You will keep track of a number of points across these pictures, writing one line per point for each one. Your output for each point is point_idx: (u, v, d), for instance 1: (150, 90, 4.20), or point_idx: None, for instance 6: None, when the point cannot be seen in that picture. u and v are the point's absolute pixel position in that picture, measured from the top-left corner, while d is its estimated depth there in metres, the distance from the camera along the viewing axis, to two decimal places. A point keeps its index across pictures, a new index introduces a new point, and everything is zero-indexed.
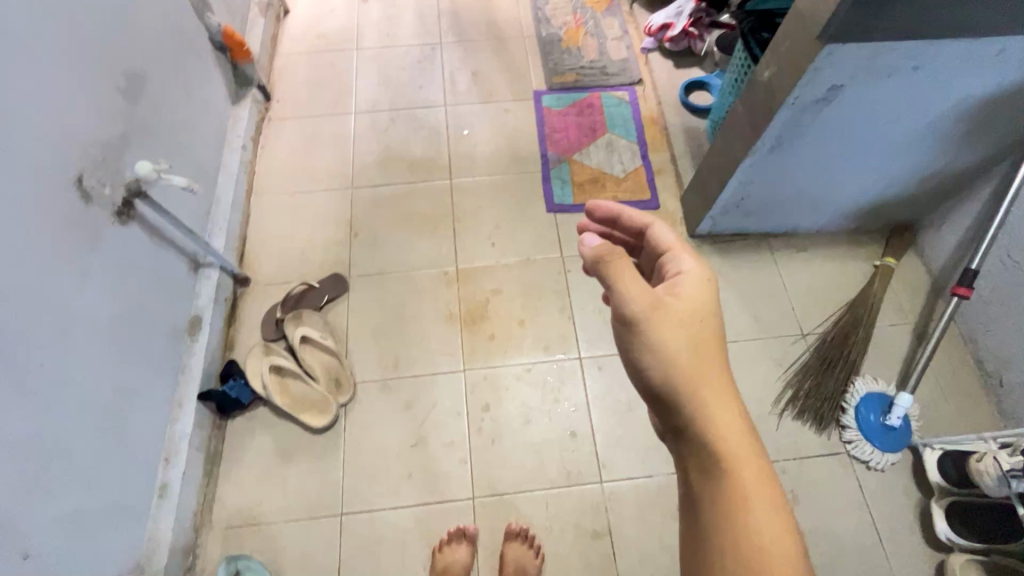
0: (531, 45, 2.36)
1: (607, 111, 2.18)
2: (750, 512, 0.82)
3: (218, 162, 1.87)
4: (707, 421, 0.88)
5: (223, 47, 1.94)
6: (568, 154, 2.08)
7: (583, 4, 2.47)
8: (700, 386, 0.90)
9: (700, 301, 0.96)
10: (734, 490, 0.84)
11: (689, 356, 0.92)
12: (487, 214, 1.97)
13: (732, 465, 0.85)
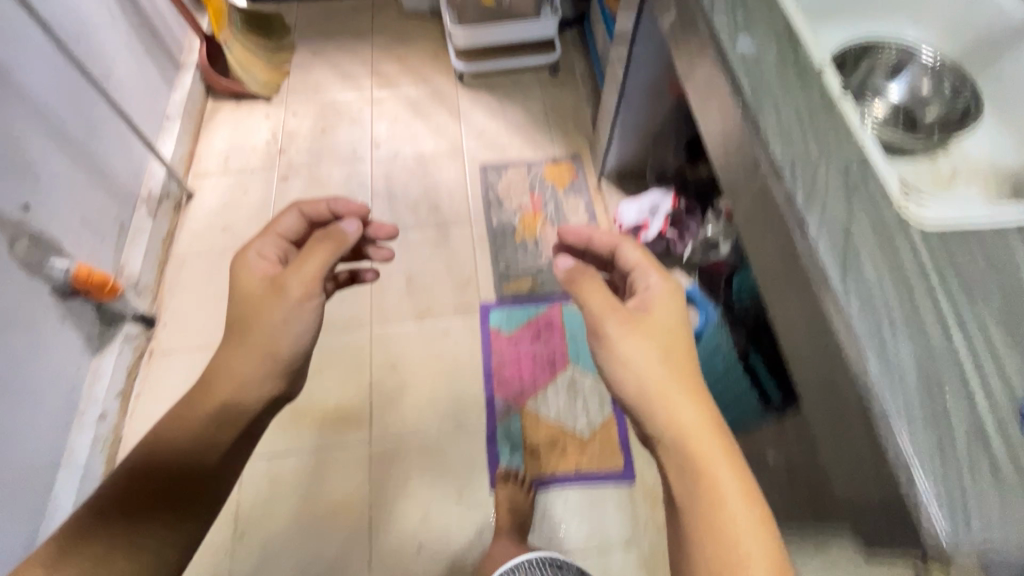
0: (479, 238, 1.97)
1: (570, 333, 1.78)
2: (713, 483, 0.82)
3: (58, 453, 1.44)
4: (658, 406, 0.89)
5: (77, 292, 1.53)
6: (518, 402, 1.66)
7: (541, 178, 2.10)
8: (657, 393, 0.91)
9: (672, 321, 1.00)
10: (694, 457, 0.85)
11: (658, 372, 0.92)
12: (415, 497, 1.53)
13: (688, 440, 0.86)
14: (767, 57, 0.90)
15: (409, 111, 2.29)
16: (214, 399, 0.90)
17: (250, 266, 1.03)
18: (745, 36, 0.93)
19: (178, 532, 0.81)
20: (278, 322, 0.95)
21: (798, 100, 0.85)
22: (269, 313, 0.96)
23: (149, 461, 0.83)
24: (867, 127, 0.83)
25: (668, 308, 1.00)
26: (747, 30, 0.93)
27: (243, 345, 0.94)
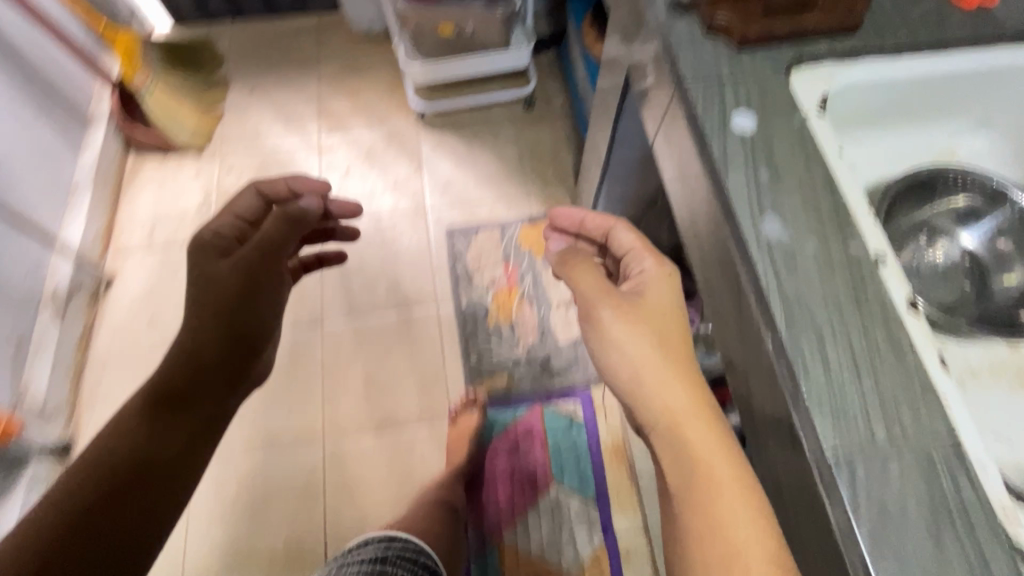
0: (446, 322, 1.71)
1: (553, 443, 1.55)
2: (710, 467, 0.73)
3: None
4: (658, 397, 0.80)
5: None
6: (495, 535, 1.46)
7: (517, 244, 1.83)
8: (660, 389, 0.81)
9: (669, 310, 0.87)
10: (689, 456, 0.75)
11: (658, 373, 0.82)
12: None
13: (682, 424, 0.78)
14: (806, 253, 0.63)
15: (363, 161, 1.98)
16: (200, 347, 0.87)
17: (213, 259, 0.95)
18: (773, 214, 0.66)
19: (150, 517, 0.77)
20: (250, 292, 0.94)
21: (848, 337, 0.59)
22: (234, 279, 0.92)
23: (199, 362, 0.86)
24: (948, 372, 0.58)
25: (663, 308, 0.87)
26: (778, 204, 0.66)
27: (194, 340, 0.87)
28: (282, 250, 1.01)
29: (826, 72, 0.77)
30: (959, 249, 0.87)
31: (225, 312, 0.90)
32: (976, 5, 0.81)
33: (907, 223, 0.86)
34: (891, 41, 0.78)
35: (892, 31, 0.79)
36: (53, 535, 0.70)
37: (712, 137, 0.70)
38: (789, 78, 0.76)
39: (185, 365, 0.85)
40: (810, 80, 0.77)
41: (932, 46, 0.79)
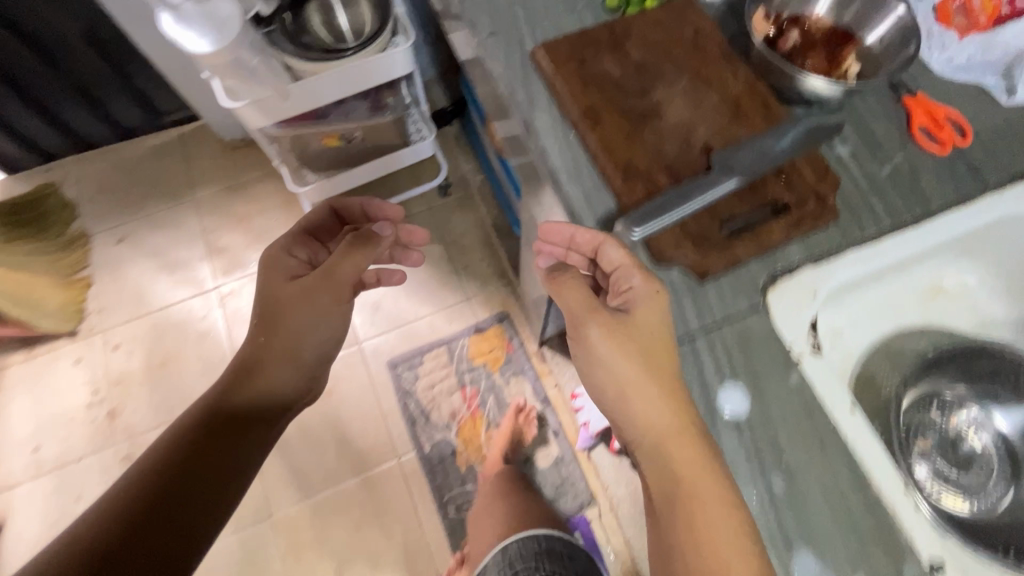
0: (411, 474, 1.52)
1: None
2: (705, 512, 0.56)
3: None
4: (649, 415, 0.59)
5: None
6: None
7: (469, 360, 1.64)
8: (653, 414, 0.59)
9: (659, 332, 0.60)
10: (677, 476, 0.57)
11: (644, 389, 0.59)
12: None
13: (671, 440, 0.58)
14: None
15: None
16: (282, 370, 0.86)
17: (285, 283, 0.91)
18: (808, 548, 0.57)
19: (188, 520, 0.68)
20: (304, 333, 0.88)
21: None
22: (332, 307, 0.91)
23: (261, 377, 0.84)
24: None
25: (654, 312, 0.60)
26: (806, 535, 0.57)
27: (270, 365, 0.85)
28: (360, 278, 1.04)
29: (808, 289, 0.63)
30: (979, 440, 0.80)
31: (316, 343, 0.90)
32: (949, 146, 0.69)
33: (926, 394, 0.79)
34: (870, 227, 0.65)
35: (868, 213, 0.66)
36: (116, 532, 0.62)
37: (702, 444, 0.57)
38: (768, 316, 0.62)
39: (285, 350, 0.86)
40: (793, 306, 0.62)
41: (916, 220, 0.66)
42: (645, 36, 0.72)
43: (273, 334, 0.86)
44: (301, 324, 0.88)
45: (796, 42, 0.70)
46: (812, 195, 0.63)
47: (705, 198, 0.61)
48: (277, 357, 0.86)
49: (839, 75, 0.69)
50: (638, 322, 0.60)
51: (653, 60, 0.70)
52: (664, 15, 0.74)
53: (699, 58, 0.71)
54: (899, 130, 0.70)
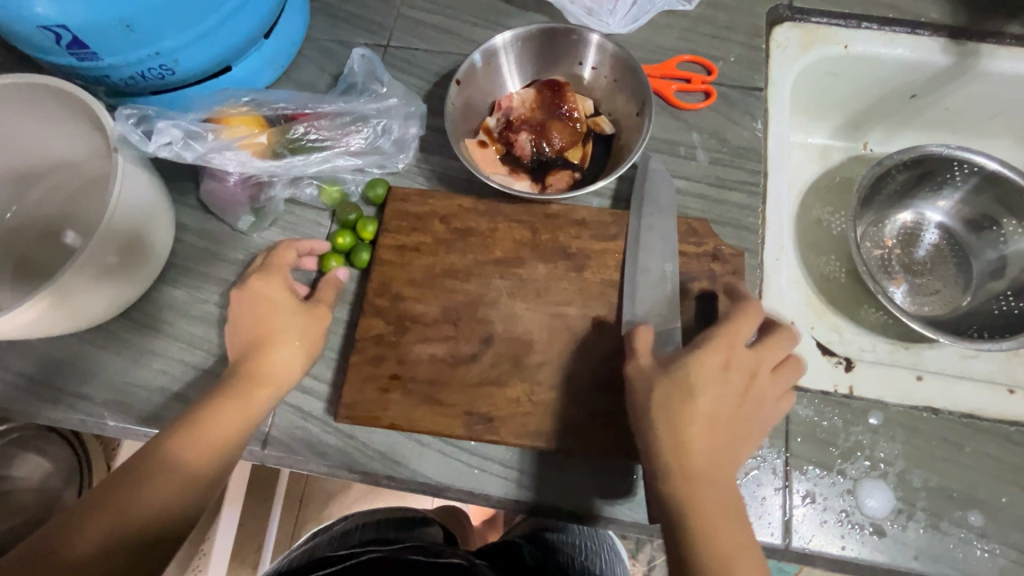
0: None
1: None
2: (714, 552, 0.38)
3: None
4: (685, 448, 0.39)
5: None
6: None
7: None
8: (715, 455, 0.39)
9: (737, 388, 0.41)
10: (684, 510, 0.39)
11: (711, 427, 0.40)
12: None
13: (691, 484, 0.39)
14: None
15: None
16: (180, 482, 0.40)
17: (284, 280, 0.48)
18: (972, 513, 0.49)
19: None
20: (291, 366, 0.46)
21: None
22: (275, 334, 0.46)
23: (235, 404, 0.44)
24: None
25: (729, 369, 0.41)
26: None
27: (222, 410, 0.43)
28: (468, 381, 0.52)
29: (785, 326, 0.55)
30: (927, 237, 0.75)
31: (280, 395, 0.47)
32: (711, 90, 0.63)
33: (864, 230, 0.74)
34: (754, 223, 0.59)
35: (736, 210, 0.59)
36: None
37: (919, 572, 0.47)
38: (802, 388, 0.53)
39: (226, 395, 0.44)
40: (797, 354, 0.54)
41: (765, 174, 0.61)
42: (412, 277, 0.54)
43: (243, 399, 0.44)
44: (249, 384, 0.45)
45: (532, 140, 0.57)
46: (710, 260, 0.54)
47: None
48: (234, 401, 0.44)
49: (590, 128, 0.59)
50: (707, 382, 0.41)
51: (450, 294, 0.53)
52: (397, 234, 0.55)
53: (481, 242, 0.55)
54: (670, 115, 0.63)
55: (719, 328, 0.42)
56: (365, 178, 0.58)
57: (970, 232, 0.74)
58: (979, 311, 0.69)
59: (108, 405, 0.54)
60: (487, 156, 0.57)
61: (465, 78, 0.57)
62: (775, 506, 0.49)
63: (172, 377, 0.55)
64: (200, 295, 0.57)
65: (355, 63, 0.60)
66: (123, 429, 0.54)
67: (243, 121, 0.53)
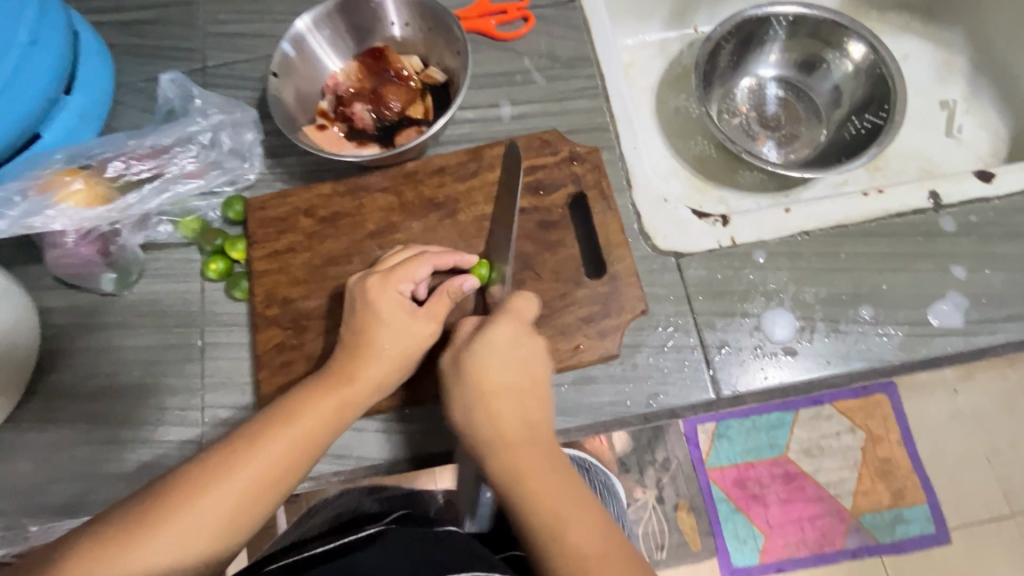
0: None
1: (886, 541, 0.99)
2: (547, 514, 0.38)
3: None
4: (477, 407, 0.42)
5: None
6: (908, 546, 0.99)
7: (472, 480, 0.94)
8: (504, 410, 0.42)
9: (523, 351, 0.44)
10: (518, 486, 0.39)
11: (508, 380, 0.43)
12: None
13: (513, 455, 0.41)
14: (944, 293, 0.53)
15: None
16: (211, 518, 0.38)
17: (397, 292, 0.46)
18: (864, 309, 0.53)
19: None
20: (391, 371, 0.45)
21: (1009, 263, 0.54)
22: (387, 353, 0.45)
23: (352, 392, 0.44)
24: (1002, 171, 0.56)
25: (521, 338, 0.44)
26: (917, 302, 0.53)
27: (263, 435, 0.41)
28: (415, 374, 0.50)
29: (659, 203, 0.58)
30: (772, 92, 0.80)
31: (375, 384, 0.45)
32: (529, 14, 0.64)
33: (717, 103, 0.79)
34: (604, 121, 0.61)
35: (585, 115, 0.61)
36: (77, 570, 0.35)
37: (836, 375, 0.51)
38: (690, 253, 0.55)
39: (349, 386, 0.44)
40: (677, 225, 0.57)
41: (602, 74, 0.63)
42: (294, 277, 0.53)
43: (360, 392, 0.44)
44: (372, 377, 0.44)
45: (368, 109, 0.57)
46: (570, 165, 0.56)
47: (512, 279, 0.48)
48: (345, 388, 0.44)
49: (424, 83, 0.59)
50: (492, 353, 0.43)
51: (337, 280, 0.53)
52: (266, 243, 0.54)
53: (351, 222, 0.54)
54: (499, 49, 0.64)
55: (505, 306, 0.46)
56: (219, 200, 0.57)
57: (805, 75, 0.79)
58: (835, 140, 0.75)
59: (30, 513, 0.51)
60: (329, 136, 0.57)
61: (282, 69, 0.56)
62: (699, 363, 0.52)
63: (86, 461, 0.52)
64: (89, 370, 0.54)
65: (167, 91, 0.59)
66: (50, 526, 0.51)
67: (59, 173, 0.52)
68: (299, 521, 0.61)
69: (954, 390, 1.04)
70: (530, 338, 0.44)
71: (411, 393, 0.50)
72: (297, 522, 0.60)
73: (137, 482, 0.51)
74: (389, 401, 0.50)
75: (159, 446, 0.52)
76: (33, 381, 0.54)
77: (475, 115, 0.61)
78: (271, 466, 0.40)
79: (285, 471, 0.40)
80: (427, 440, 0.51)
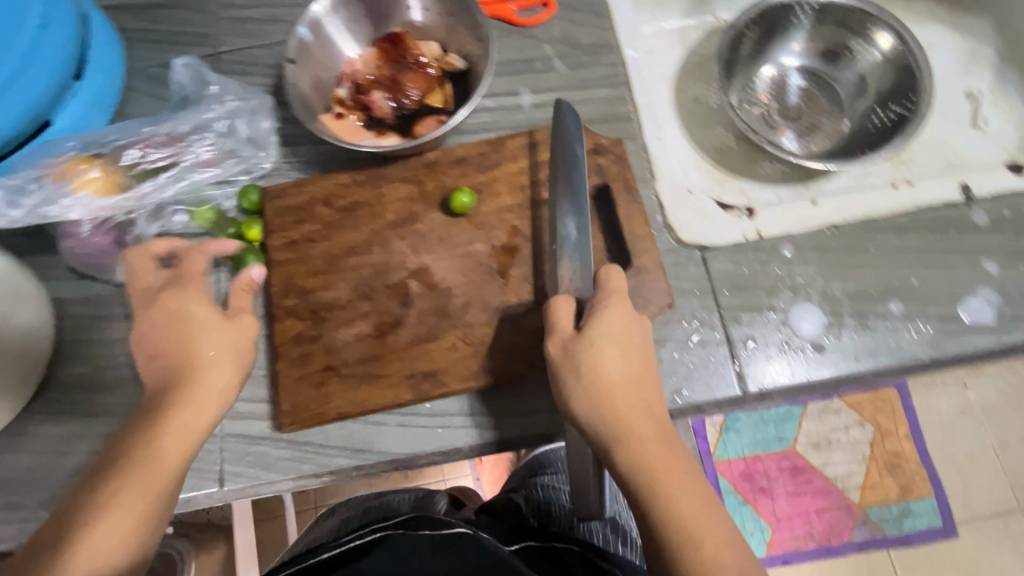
0: None
1: (894, 534, 0.99)
2: (682, 510, 0.38)
3: None
4: (598, 395, 0.42)
5: None
6: (919, 540, 0.98)
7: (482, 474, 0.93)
8: (625, 398, 0.42)
9: (637, 338, 0.44)
10: (650, 481, 0.39)
11: (625, 368, 0.42)
12: None
13: (639, 445, 0.40)
14: (974, 289, 0.52)
15: None
16: (142, 490, 0.40)
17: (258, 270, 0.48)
18: (892, 304, 0.52)
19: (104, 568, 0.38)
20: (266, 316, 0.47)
21: None
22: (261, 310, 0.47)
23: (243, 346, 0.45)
24: None
25: (633, 322, 0.44)
26: (948, 297, 0.52)
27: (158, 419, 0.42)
28: (439, 367, 0.49)
29: (683, 196, 0.56)
30: (794, 82, 0.79)
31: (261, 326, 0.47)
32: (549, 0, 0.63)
33: (738, 92, 0.77)
34: (627, 111, 0.60)
35: (608, 104, 0.60)
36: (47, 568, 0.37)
37: (864, 371, 0.50)
38: (716, 246, 0.54)
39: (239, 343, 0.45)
40: (701, 217, 0.56)
41: (625, 62, 0.61)
42: (313, 267, 0.52)
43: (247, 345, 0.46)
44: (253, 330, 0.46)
45: (387, 97, 0.56)
46: (593, 156, 0.55)
47: (569, 265, 0.47)
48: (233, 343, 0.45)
49: (443, 70, 0.58)
50: (610, 339, 0.43)
51: (357, 271, 0.52)
52: (284, 232, 0.53)
53: (370, 212, 0.53)
54: (518, 37, 0.62)
55: (609, 289, 0.45)
56: (234, 189, 0.56)
57: (827, 65, 0.78)
58: (859, 131, 0.74)
59: (45, 505, 0.50)
60: (347, 125, 0.55)
61: (300, 55, 0.55)
62: (724, 359, 0.51)
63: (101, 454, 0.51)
64: (103, 362, 0.53)
65: (180, 77, 0.58)
66: None
67: (74, 161, 0.51)
68: (313, 523, 0.63)
69: (968, 386, 1.03)
70: (640, 322, 0.44)
71: (433, 386, 0.49)
72: (312, 524, 0.62)
73: None
74: (409, 394, 0.49)
75: None
76: (45, 373, 0.53)
77: (494, 104, 0.60)
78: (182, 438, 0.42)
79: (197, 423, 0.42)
80: (449, 433, 0.50)
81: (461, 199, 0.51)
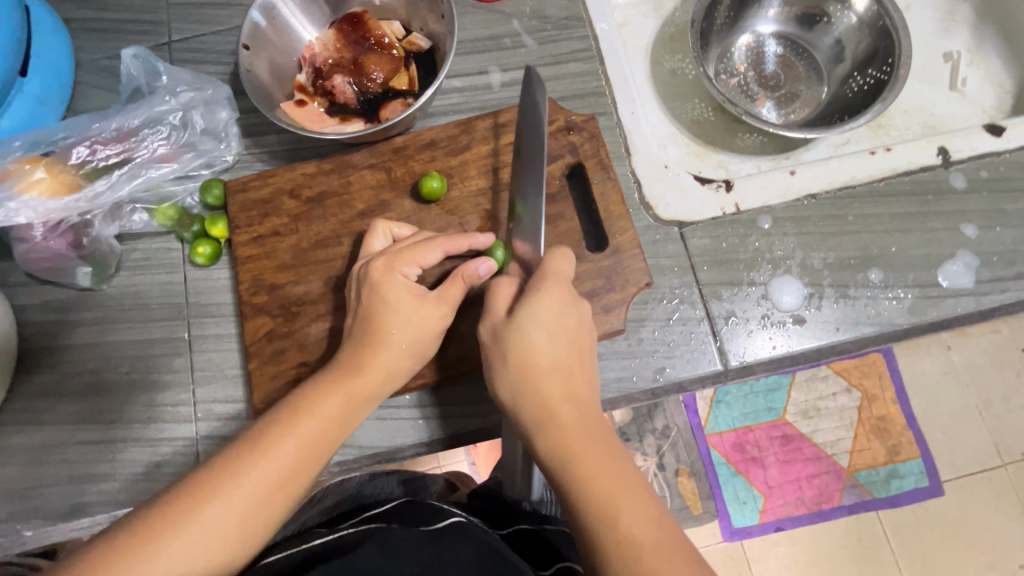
0: None
1: (882, 496, 1.00)
2: (597, 499, 0.36)
3: None
4: (526, 382, 0.40)
5: None
6: (906, 500, 1.00)
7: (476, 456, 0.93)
8: (551, 385, 0.40)
9: (572, 324, 0.42)
10: (569, 468, 0.38)
11: (554, 354, 0.41)
12: None
13: (563, 433, 0.39)
14: (954, 253, 0.51)
15: None
16: (218, 532, 0.35)
17: (402, 277, 0.44)
18: (873, 272, 0.52)
19: None
20: (399, 363, 0.43)
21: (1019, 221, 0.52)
22: (392, 339, 0.42)
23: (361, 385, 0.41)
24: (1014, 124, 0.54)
25: (568, 307, 0.42)
26: (927, 263, 0.51)
27: (269, 437, 0.38)
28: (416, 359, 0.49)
29: (660, 171, 0.55)
30: (770, 50, 0.77)
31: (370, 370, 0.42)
32: None
33: (715, 62, 0.75)
34: (599, 85, 0.58)
35: (579, 80, 0.58)
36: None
37: (845, 340, 0.50)
38: (695, 222, 0.53)
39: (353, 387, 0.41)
40: (679, 193, 0.54)
41: (596, 35, 0.59)
42: (282, 262, 0.51)
43: (364, 390, 0.42)
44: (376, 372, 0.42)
45: (350, 81, 0.54)
46: (566, 134, 0.53)
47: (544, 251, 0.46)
48: (351, 386, 0.41)
49: (407, 50, 0.55)
50: (540, 325, 0.41)
51: (327, 264, 0.50)
52: (249, 227, 0.52)
53: (338, 202, 0.52)
54: (485, 12, 0.60)
55: (546, 271, 0.43)
56: (195, 184, 0.54)
57: (804, 30, 0.76)
58: (837, 98, 0.73)
59: (23, 517, 0.49)
60: (309, 113, 0.53)
61: (254, 40, 0.52)
62: (706, 335, 0.51)
63: (77, 463, 0.50)
64: (72, 369, 0.52)
65: (130, 67, 0.55)
66: (45, 531, 0.49)
67: (21, 161, 0.48)
68: None
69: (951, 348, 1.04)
70: (578, 308, 0.42)
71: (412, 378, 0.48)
72: None
73: (132, 483, 0.49)
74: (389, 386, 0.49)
75: (152, 444, 0.50)
76: (13, 383, 0.52)
77: (463, 84, 0.58)
78: (281, 472, 0.37)
79: (297, 469, 0.38)
80: (430, 424, 0.50)
81: (430, 184, 0.50)
